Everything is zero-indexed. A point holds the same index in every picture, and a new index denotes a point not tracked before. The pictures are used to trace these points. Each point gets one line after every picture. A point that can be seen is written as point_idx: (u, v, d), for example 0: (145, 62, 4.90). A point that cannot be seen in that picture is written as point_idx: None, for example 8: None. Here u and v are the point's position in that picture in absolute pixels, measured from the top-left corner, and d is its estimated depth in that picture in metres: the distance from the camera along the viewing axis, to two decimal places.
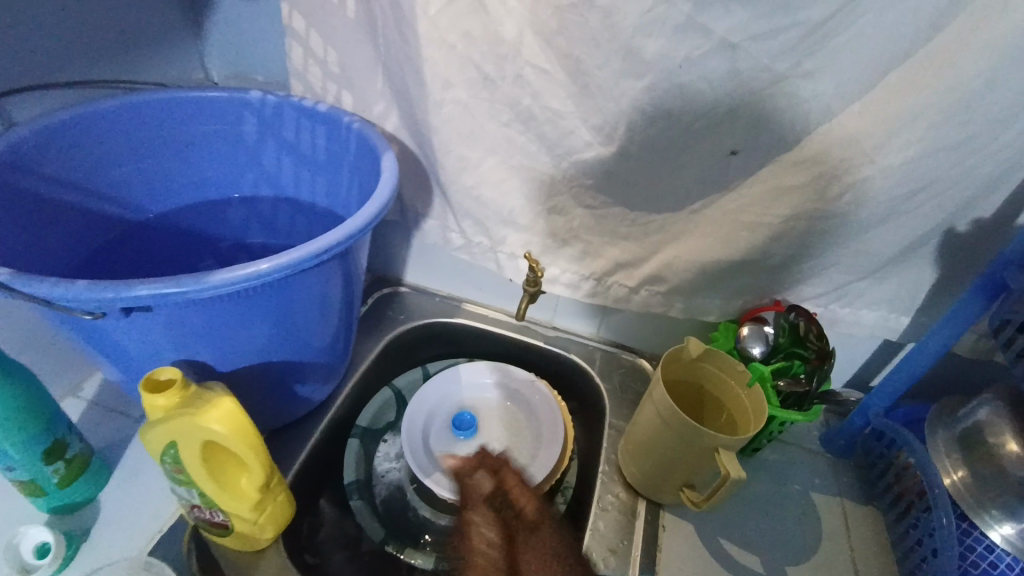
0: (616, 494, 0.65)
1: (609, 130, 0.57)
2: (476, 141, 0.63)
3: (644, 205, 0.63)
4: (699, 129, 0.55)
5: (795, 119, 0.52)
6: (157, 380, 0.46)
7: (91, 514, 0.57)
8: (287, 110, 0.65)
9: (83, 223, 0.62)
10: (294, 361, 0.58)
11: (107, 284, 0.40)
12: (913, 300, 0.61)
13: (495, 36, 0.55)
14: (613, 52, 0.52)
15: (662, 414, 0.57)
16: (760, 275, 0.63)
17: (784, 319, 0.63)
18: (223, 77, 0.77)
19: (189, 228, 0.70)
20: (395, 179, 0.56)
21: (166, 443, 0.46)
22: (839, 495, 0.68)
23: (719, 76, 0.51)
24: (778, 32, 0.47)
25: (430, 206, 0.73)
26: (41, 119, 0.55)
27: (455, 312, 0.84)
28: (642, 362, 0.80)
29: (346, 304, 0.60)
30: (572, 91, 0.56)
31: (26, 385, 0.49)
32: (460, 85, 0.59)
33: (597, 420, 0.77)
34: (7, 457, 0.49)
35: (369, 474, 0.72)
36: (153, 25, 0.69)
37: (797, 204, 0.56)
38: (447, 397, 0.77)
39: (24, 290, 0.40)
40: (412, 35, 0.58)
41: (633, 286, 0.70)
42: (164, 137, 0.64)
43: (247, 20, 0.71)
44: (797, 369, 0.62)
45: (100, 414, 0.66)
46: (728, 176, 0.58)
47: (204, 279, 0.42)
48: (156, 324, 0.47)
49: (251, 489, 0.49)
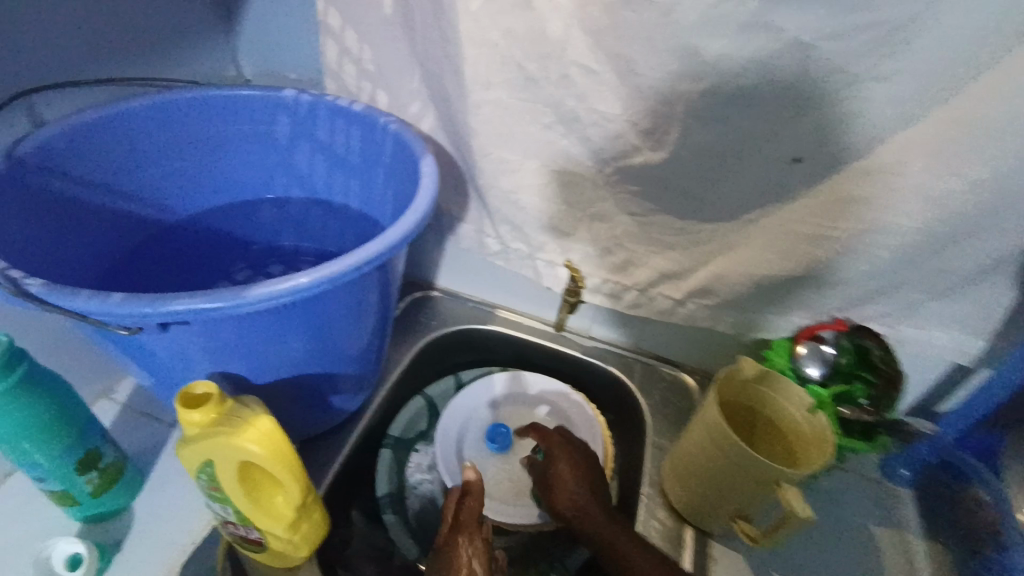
0: (662, 519, 0.63)
1: (659, 134, 0.53)
2: (516, 145, 0.59)
3: (693, 212, 0.59)
4: (760, 135, 0.50)
5: (868, 125, 0.47)
6: (191, 394, 0.44)
7: (125, 523, 0.57)
8: (321, 109, 0.62)
9: (117, 225, 0.61)
10: (328, 372, 0.56)
11: (144, 299, 0.39)
12: (992, 322, 0.55)
13: (540, 33, 0.52)
14: (669, 52, 0.48)
15: (717, 438, 0.55)
16: (820, 291, 0.59)
17: (848, 340, 0.59)
18: (256, 74, 0.75)
19: (222, 230, 0.69)
20: (435, 187, 0.54)
21: (201, 460, 0.44)
22: (901, 528, 0.65)
23: (787, 78, 0.46)
24: (858, 31, 0.43)
25: (466, 210, 0.70)
26: (70, 119, 0.53)
27: (489, 319, 0.81)
28: (683, 375, 0.76)
29: (380, 315, 0.58)
30: (621, 92, 0.52)
31: (59, 397, 0.47)
32: (500, 85, 0.56)
33: (637, 437, 0.73)
34: (41, 469, 0.49)
35: (402, 485, 0.70)
36: (186, 21, 0.67)
37: (866, 217, 0.51)
38: (482, 406, 0.74)
39: (58, 303, 0.39)
40: (452, 34, 0.55)
41: (679, 298, 0.66)
42: (196, 137, 0.62)
43: (282, 15, 0.69)
44: (859, 394, 0.60)
45: (133, 417, 0.65)
46: (790, 184, 0.53)
47: (243, 295, 0.40)
48: (190, 337, 0.45)
49: (286, 508, 0.48)
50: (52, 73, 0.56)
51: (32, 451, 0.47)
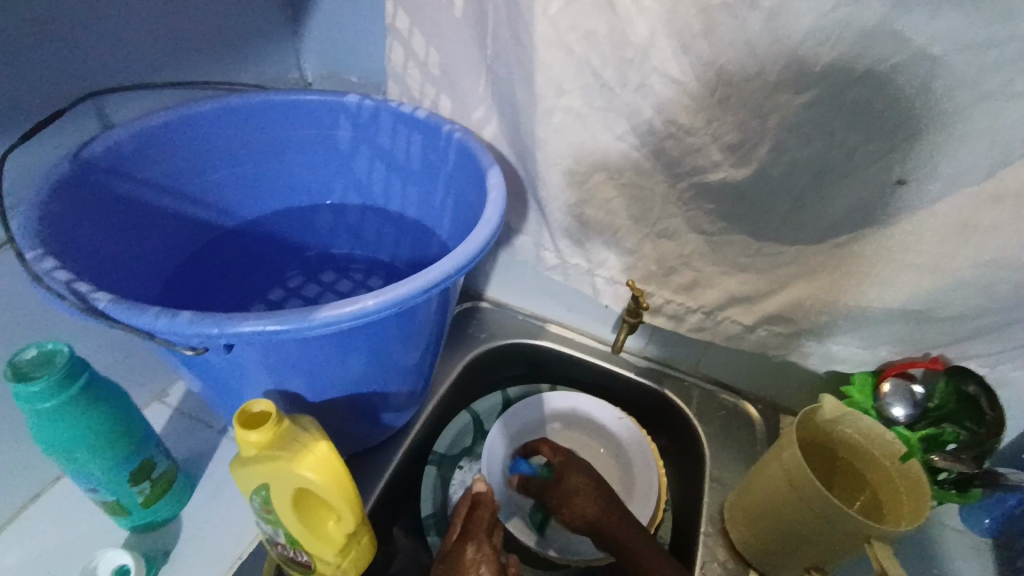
0: (722, 560, 0.59)
1: (747, 149, 0.49)
2: (588, 156, 0.54)
3: (776, 233, 0.53)
4: (865, 155, 0.46)
5: (995, 147, 0.42)
6: (249, 412, 0.42)
7: (173, 534, 0.56)
8: (383, 115, 0.60)
9: (178, 229, 0.60)
10: (382, 390, 0.54)
11: (211, 319, 0.38)
12: None
13: (622, 37, 0.47)
14: (771, 61, 0.43)
15: (795, 483, 0.50)
16: (918, 326, 0.53)
17: (945, 381, 0.55)
18: (318, 77, 0.74)
19: (280, 234, 0.68)
20: (504, 202, 0.51)
21: (256, 482, 0.42)
22: None
23: (906, 93, 0.42)
24: (995, 45, 0.38)
25: (525, 220, 0.65)
26: (139, 123, 0.52)
27: (540, 334, 0.78)
28: (745, 404, 0.72)
29: (437, 331, 0.55)
30: (705, 102, 0.47)
31: (117, 408, 0.47)
32: (574, 91, 0.51)
33: (693, 467, 0.69)
34: (95, 478, 0.49)
35: (446, 503, 0.67)
36: (251, 21, 0.66)
37: (992, 250, 0.45)
38: (530, 425, 0.71)
39: (125, 319, 0.38)
40: (527, 36, 0.50)
41: (748, 323, 0.60)
42: (260, 142, 0.61)
43: (349, 17, 0.68)
44: (949, 439, 0.55)
45: (182, 422, 0.65)
46: (893, 206, 0.47)
47: (310, 317, 0.39)
48: (252, 355, 0.44)
49: (338, 534, 0.45)
50: (124, 76, 0.56)
51: (88, 460, 0.47)
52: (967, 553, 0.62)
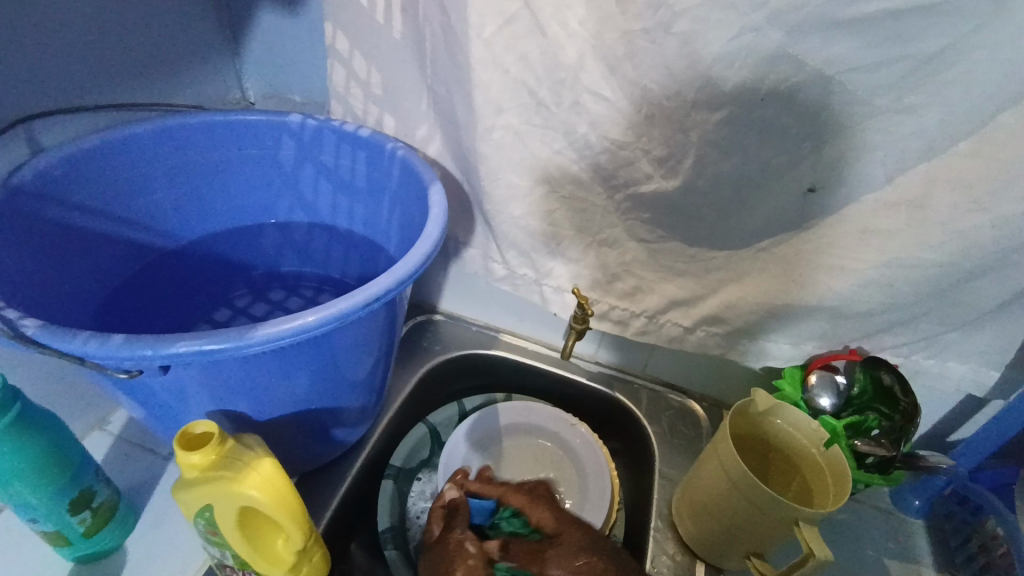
0: (671, 554, 0.62)
1: (674, 163, 0.52)
2: (526, 169, 0.56)
3: (707, 240, 0.57)
4: (778, 166, 0.49)
5: (888, 157, 0.47)
6: (191, 434, 0.42)
7: (118, 563, 0.55)
8: (327, 134, 0.61)
9: (116, 252, 0.59)
10: (332, 406, 0.54)
11: (144, 340, 0.37)
12: (1007, 354, 0.55)
13: (553, 58, 0.50)
14: (689, 82, 0.46)
15: (731, 474, 0.53)
16: (837, 322, 0.57)
17: (862, 369, 0.60)
18: (261, 97, 0.74)
19: (226, 255, 0.68)
20: (445, 217, 0.52)
21: (200, 505, 0.42)
22: (917, 561, 0.63)
23: (809, 109, 0.46)
24: (882, 66, 0.42)
25: (472, 233, 0.67)
26: (70, 146, 0.52)
27: (494, 344, 0.79)
28: (691, 403, 0.75)
29: (386, 346, 0.56)
30: (633, 119, 0.50)
31: (53, 437, 0.46)
32: (512, 110, 0.53)
33: (644, 468, 0.72)
34: (32, 509, 0.47)
35: (403, 517, 0.67)
36: (190, 43, 0.66)
37: (889, 249, 0.50)
38: (486, 435, 0.73)
39: (54, 345, 0.37)
40: (463, 58, 0.52)
41: (688, 326, 0.63)
42: (199, 162, 0.61)
43: (291, 39, 0.68)
44: (872, 425, 0.60)
45: (126, 449, 0.63)
46: (808, 213, 0.52)
47: (247, 336, 0.39)
48: (192, 375, 0.43)
49: (286, 554, 0.45)
50: (53, 98, 0.55)
51: (22, 491, 0.46)
52: (898, 534, 0.66)
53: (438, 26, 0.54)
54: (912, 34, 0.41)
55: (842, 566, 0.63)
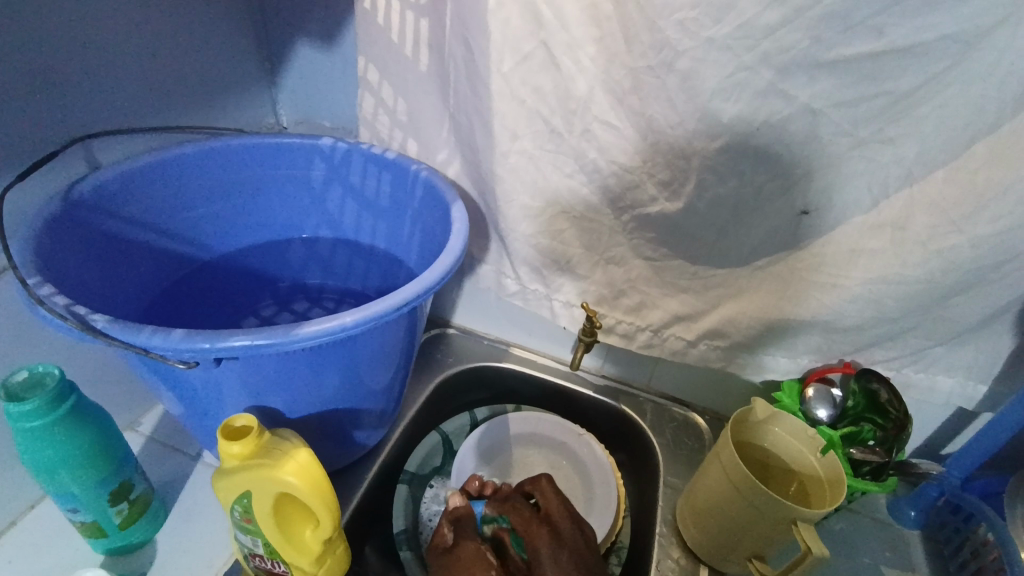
0: (675, 559, 0.64)
1: (676, 186, 0.56)
2: (540, 191, 0.61)
3: (707, 259, 0.61)
4: (771, 190, 0.54)
5: (871, 183, 0.51)
6: (232, 427, 0.46)
7: (148, 556, 0.58)
8: (356, 156, 0.66)
9: (158, 262, 0.64)
10: (356, 407, 0.58)
11: (202, 335, 0.42)
12: (992, 368, 0.59)
13: (567, 92, 0.55)
14: (689, 113, 0.51)
15: (731, 476, 0.56)
16: (830, 336, 0.60)
17: (856, 382, 0.63)
18: (292, 122, 0.80)
19: (254, 267, 0.72)
20: (466, 234, 0.57)
21: (239, 492, 0.46)
22: (914, 570, 0.66)
23: (798, 139, 0.50)
24: (863, 100, 0.47)
25: (486, 250, 0.71)
26: (125, 163, 0.57)
27: (504, 357, 0.83)
28: (694, 416, 0.78)
29: (408, 353, 0.60)
30: (640, 146, 0.55)
31: (100, 430, 0.50)
32: (527, 136, 0.58)
33: (648, 477, 0.74)
34: (74, 498, 0.51)
35: (417, 520, 0.70)
36: (231, 73, 0.72)
37: (874, 267, 0.54)
38: (497, 443, 0.76)
39: (122, 337, 0.42)
40: (484, 90, 0.58)
41: (691, 340, 0.66)
42: (238, 180, 0.66)
43: (322, 70, 0.74)
44: (867, 436, 0.62)
45: (156, 449, 0.66)
46: (800, 234, 0.56)
47: (293, 332, 0.43)
48: (235, 374, 0.47)
49: (314, 543, 0.48)
50: (109, 121, 0.60)
51: (67, 480, 0.49)
52: (895, 544, 0.68)
53: (461, 60, 0.59)
54: (888, 74, 0.46)
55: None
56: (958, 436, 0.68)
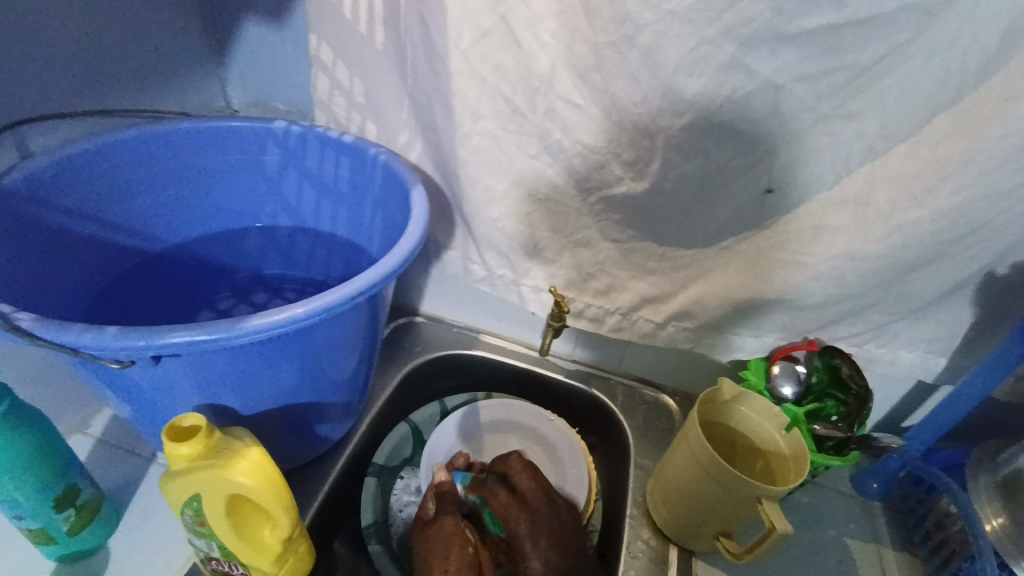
0: (646, 539, 0.64)
1: (642, 165, 0.55)
2: (504, 172, 0.59)
3: (673, 240, 0.60)
4: (737, 169, 0.53)
5: (834, 160, 0.51)
6: (180, 427, 0.44)
7: (102, 562, 0.56)
8: (311, 139, 0.63)
9: (100, 255, 0.60)
10: (317, 401, 0.56)
11: (138, 332, 0.39)
12: (951, 342, 0.60)
13: (528, 68, 0.53)
14: (652, 90, 0.50)
15: (698, 458, 0.56)
16: (795, 314, 0.61)
17: (820, 359, 0.62)
18: (243, 104, 0.76)
19: (206, 257, 0.68)
20: (426, 218, 0.55)
21: (189, 495, 0.44)
22: (877, 540, 0.67)
23: (762, 115, 0.49)
24: (826, 75, 0.47)
25: (452, 236, 0.69)
26: (58, 150, 0.52)
27: (473, 344, 0.81)
28: (664, 397, 0.78)
29: (370, 343, 0.58)
30: (604, 126, 0.54)
31: (40, 433, 0.47)
32: (489, 116, 0.56)
33: (620, 460, 0.74)
34: (17, 506, 0.48)
35: (386, 512, 0.69)
36: (172, 51, 0.67)
37: (838, 244, 0.54)
38: (467, 431, 0.74)
39: (50, 338, 0.39)
40: (443, 67, 0.55)
41: (660, 321, 0.66)
42: (184, 167, 0.62)
43: (272, 48, 0.71)
44: (830, 412, 0.62)
45: (109, 452, 0.64)
46: (766, 213, 0.56)
47: (238, 326, 0.41)
48: (179, 371, 0.45)
49: (273, 542, 0.47)
50: (38, 105, 0.56)
51: (9, 487, 0.46)
52: (859, 515, 0.70)
53: (417, 36, 0.56)
54: (850, 46, 0.45)
55: (808, 548, 0.66)
56: (918, 408, 0.69)
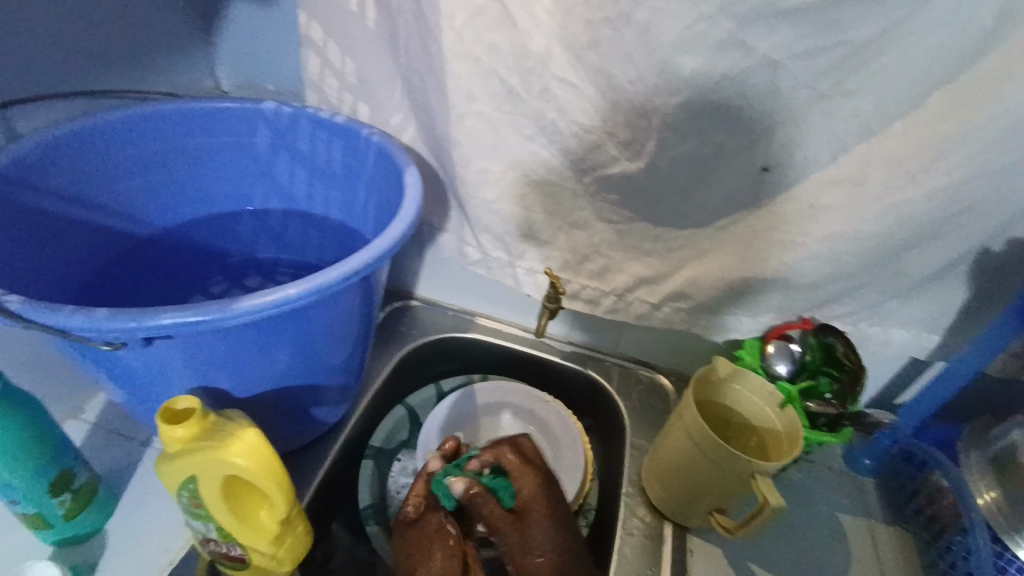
0: (641, 517, 0.65)
1: (637, 146, 0.55)
2: (498, 154, 0.58)
3: (669, 221, 0.60)
4: (732, 148, 0.53)
5: (830, 138, 0.51)
6: (174, 410, 0.43)
7: (99, 546, 0.56)
8: (302, 121, 0.62)
9: (88, 239, 0.59)
10: (312, 384, 0.56)
11: (129, 313, 0.39)
12: (943, 320, 0.61)
13: (522, 47, 0.52)
14: (648, 68, 0.49)
15: (693, 437, 0.57)
16: (789, 294, 0.61)
17: (815, 337, 0.62)
18: (233, 86, 0.75)
19: (197, 242, 0.68)
20: (420, 199, 0.54)
21: (185, 477, 0.44)
22: (868, 517, 0.68)
23: (758, 94, 0.49)
24: (823, 51, 0.46)
25: (446, 219, 0.69)
26: (43, 132, 0.52)
27: (469, 327, 0.81)
28: (660, 378, 0.79)
29: (365, 326, 0.58)
30: (600, 105, 0.53)
31: (33, 418, 0.47)
32: (483, 97, 0.55)
33: (616, 440, 0.75)
34: (11, 490, 0.48)
35: (385, 494, 0.69)
36: (159, 31, 0.66)
37: (833, 224, 0.54)
38: (463, 412, 0.74)
39: (39, 319, 0.39)
40: (435, 46, 0.54)
41: (655, 303, 0.66)
42: (173, 149, 0.62)
43: (261, 29, 0.69)
44: (824, 389, 0.62)
45: (104, 437, 0.63)
46: (761, 192, 0.55)
47: (231, 308, 0.41)
48: (173, 354, 0.45)
49: (271, 523, 0.47)
50: (23, 87, 0.55)
51: (3, 472, 0.46)
52: (851, 492, 0.71)
53: (409, 14, 0.55)
54: (848, 22, 0.45)
55: (800, 525, 0.67)
56: (910, 387, 0.70)
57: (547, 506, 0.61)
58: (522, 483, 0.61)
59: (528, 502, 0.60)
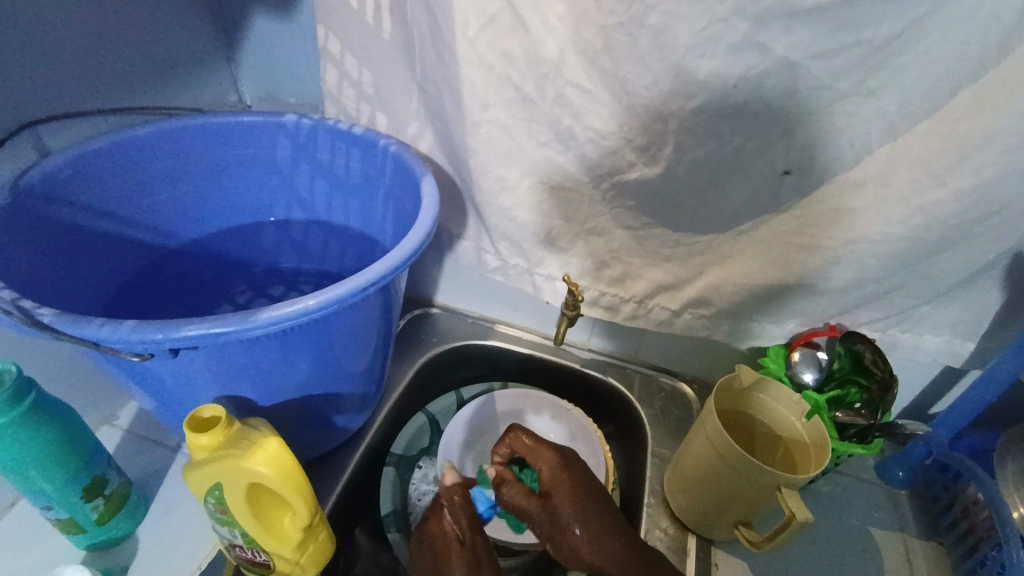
0: (663, 528, 0.64)
1: (654, 151, 0.54)
2: (515, 162, 0.58)
3: (688, 226, 0.59)
4: (751, 151, 0.52)
5: (853, 140, 0.49)
6: (201, 418, 0.45)
7: (130, 550, 0.57)
8: (321, 133, 0.64)
9: (119, 251, 0.61)
10: (333, 392, 0.56)
11: (154, 325, 0.40)
12: (979, 325, 0.58)
13: (536, 55, 0.52)
14: (663, 72, 0.49)
15: (716, 447, 0.56)
16: (814, 300, 0.60)
17: (841, 344, 0.60)
18: (256, 99, 0.77)
19: (223, 253, 0.69)
20: (437, 208, 0.54)
21: (211, 485, 0.45)
22: (900, 530, 0.66)
23: (778, 94, 0.48)
24: (844, 50, 0.45)
25: (464, 226, 0.69)
26: (75, 149, 0.53)
27: (488, 334, 0.81)
28: (682, 385, 0.77)
29: (385, 334, 0.58)
30: (615, 111, 0.52)
31: (68, 426, 0.49)
32: (498, 105, 0.56)
33: (638, 448, 0.74)
34: (47, 495, 0.50)
35: (405, 502, 0.70)
36: (185, 49, 0.68)
37: (859, 225, 0.53)
38: (484, 421, 0.74)
39: (69, 332, 0.40)
40: (450, 57, 0.55)
41: (675, 309, 0.65)
42: (199, 163, 0.63)
43: (280, 41, 0.71)
44: (853, 399, 0.60)
45: (136, 443, 0.66)
46: (782, 196, 0.54)
47: (251, 318, 0.41)
48: (197, 363, 0.46)
49: (293, 530, 0.48)
50: (53, 104, 0.57)
51: (38, 477, 0.48)
52: (883, 502, 0.68)
53: (424, 25, 0.56)
54: (869, 20, 0.43)
55: (829, 538, 0.65)
56: (943, 394, 0.68)
57: (571, 483, 0.54)
58: (540, 462, 0.57)
59: (550, 484, 0.55)
